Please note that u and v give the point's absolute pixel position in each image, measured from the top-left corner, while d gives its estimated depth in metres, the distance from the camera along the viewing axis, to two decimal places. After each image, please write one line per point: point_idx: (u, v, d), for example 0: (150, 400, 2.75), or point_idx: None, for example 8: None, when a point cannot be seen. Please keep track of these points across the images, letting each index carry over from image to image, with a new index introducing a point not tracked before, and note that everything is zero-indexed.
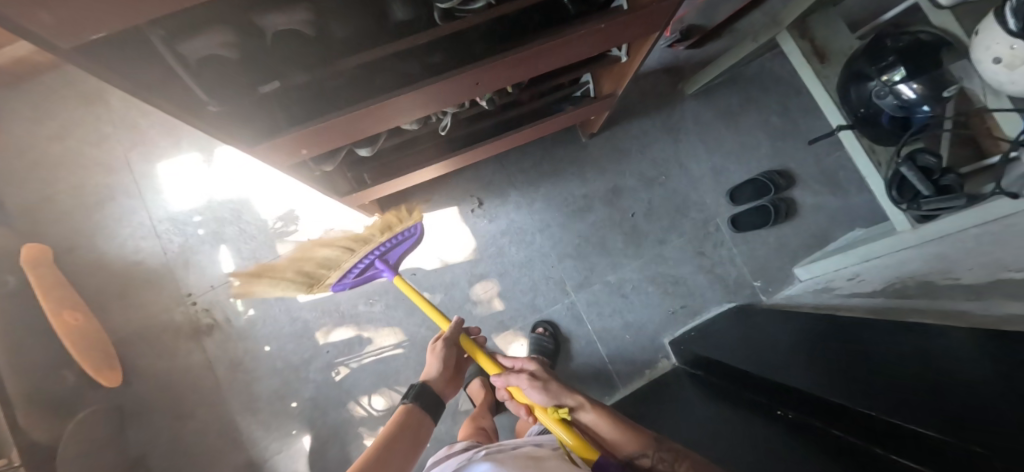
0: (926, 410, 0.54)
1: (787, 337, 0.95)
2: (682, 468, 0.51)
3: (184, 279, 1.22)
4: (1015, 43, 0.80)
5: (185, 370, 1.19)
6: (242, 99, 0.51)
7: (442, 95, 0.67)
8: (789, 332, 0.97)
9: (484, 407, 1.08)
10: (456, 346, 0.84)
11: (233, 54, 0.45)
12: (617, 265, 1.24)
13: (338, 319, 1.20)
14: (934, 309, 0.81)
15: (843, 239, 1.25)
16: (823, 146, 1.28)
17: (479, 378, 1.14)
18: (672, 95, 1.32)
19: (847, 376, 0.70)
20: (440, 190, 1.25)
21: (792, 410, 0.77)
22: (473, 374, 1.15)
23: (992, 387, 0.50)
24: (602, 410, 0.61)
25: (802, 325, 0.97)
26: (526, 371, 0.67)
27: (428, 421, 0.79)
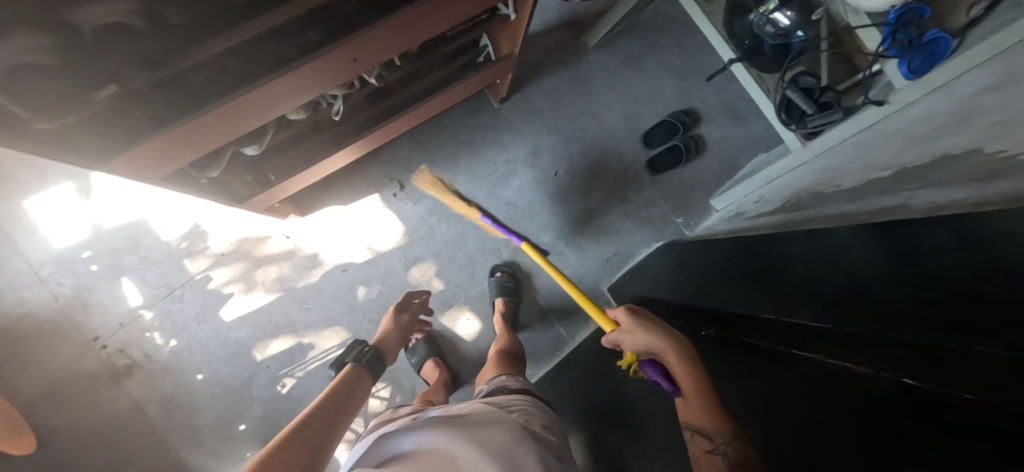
0: (834, 303, 0.58)
1: (710, 262, 1.04)
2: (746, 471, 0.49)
3: (87, 323, 1.11)
4: None
5: (111, 419, 1.09)
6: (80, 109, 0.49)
7: (318, 79, 0.62)
8: (711, 258, 1.06)
9: (438, 384, 1.07)
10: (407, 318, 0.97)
11: (49, 61, 0.42)
12: (549, 226, 1.26)
13: (273, 330, 1.14)
14: (825, 216, 0.89)
15: (749, 166, 1.34)
16: (722, 80, 1.35)
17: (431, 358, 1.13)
18: (577, 48, 1.32)
19: (766, 285, 0.77)
20: (357, 179, 1.19)
21: (714, 330, 0.85)
22: (424, 357, 1.14)
23: (885, 269, 0.55)
24: (694, 371, 0.65)
25: (727, 251, 1.02)
26: (630, 317, 0.77)
27: (370, 380, 0.78)
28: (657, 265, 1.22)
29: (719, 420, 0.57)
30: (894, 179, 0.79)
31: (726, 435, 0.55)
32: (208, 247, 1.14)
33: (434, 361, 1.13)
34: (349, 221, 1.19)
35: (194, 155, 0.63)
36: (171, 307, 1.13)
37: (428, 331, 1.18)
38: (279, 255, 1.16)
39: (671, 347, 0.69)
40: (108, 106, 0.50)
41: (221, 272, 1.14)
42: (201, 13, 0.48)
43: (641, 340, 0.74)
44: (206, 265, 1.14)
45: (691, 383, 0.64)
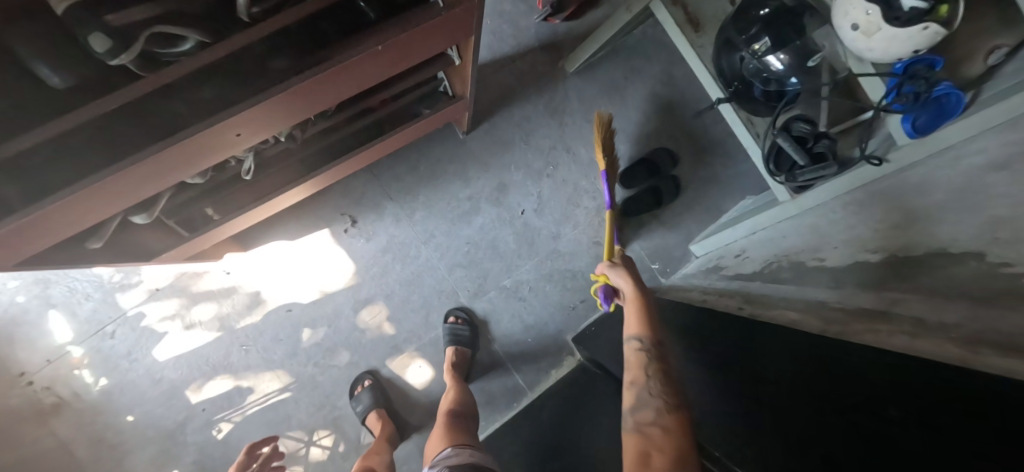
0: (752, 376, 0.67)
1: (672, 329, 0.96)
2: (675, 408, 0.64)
3: (12, 357, 1.04)
4: (870, 8, 0.71)
5: (38, 459, 1.04)
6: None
7: (194, 155, 0.55)
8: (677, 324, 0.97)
9: (382, 440, 1.00)
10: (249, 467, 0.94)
11: None
12: (512, 268, 1.17)
13: (209, 372, 1.08)
14: (802, 301, 0.81)
15: (735, 209, 1.24)
16: (710, 115, 1.24)
17: (375, 410, 1.05)
18: (554, 74, 1.21)
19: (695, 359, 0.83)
20: (305, 211, 1.10)
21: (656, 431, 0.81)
22: (368, 407, 1.05)
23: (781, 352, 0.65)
24: (643, 297, 0.84)
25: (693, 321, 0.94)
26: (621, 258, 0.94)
27: None
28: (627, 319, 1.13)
29: (654, 334, 0.77)
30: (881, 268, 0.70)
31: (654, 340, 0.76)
32: (143, 281, 1.07)
33: (378, 413, 1.04)
34: (295, 258, 1.11)
35: (60, 237, 0.55)
36: (101, 344, 1.06)
37: (376, 377, 1.11)
38: (218, 292, 1.09)
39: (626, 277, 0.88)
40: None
41: (156, 309, 1.07)
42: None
43: (612, 270, 0.92)
44: (140, 301, 1.07)
45: (637, 305, 0.82)
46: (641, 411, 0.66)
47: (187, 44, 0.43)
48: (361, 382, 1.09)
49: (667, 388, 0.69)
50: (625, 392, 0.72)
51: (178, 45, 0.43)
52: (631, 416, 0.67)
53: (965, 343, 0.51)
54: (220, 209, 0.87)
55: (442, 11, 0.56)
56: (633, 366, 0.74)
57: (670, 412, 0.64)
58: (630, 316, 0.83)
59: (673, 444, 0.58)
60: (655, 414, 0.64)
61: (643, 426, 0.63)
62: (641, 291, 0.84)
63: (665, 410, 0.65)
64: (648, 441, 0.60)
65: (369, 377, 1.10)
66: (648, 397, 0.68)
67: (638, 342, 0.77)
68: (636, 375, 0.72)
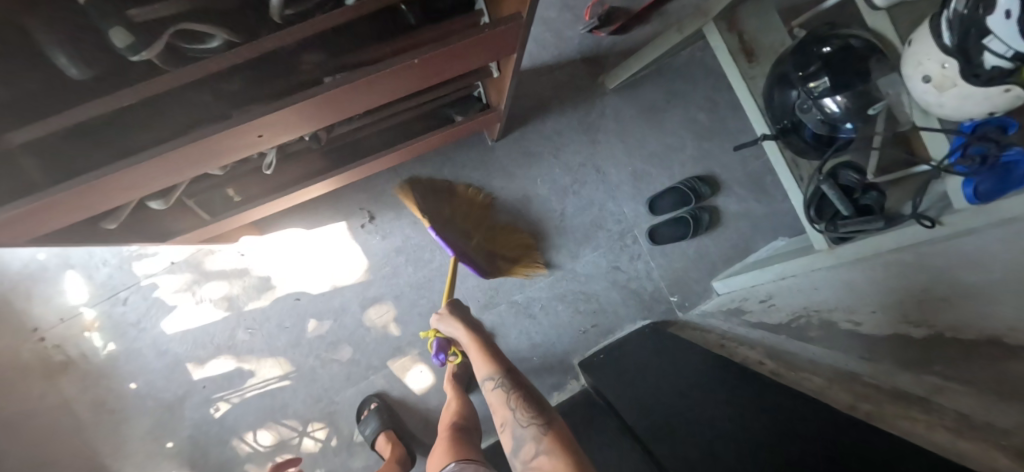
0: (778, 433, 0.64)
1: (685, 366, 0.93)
2: (552, 426, 0.61)
3: (27, 312, 1.06)
4: (948, 61, 0.61)
5: (42, 413, 1.06)
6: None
7: (220, 150, 0.55)
8: (689, 364, 0.93)
9: (391, 461, 0.96)
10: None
11: None
12: (524, 283, 1.14)
13: (213, 350, 1.08)
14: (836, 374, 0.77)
15: (765, 249, 1.19)
16: (751, 149, 1.19)
17: (386, 432, 1.02)
18: (593, 89, 1.16)
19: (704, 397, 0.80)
20: (324, 203, 1.09)
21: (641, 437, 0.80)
22: (377, 430, 1.03)
23: (821, 427, 0.62)
24: (476, 337, 0.84)
25: (710, 370, 0.88)
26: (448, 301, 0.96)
27: None
28: (633, 350, 1.07)
29: (495, 364, 0.76)
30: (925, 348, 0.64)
31: (500, 372, 0.75)
32: (157, 253, 1.07)
33: (387, 435, 1.02)
34: (309, 248, 1.10)
35: (68, 220, 0.57)
36: (113, 310, 1.07)
37: (383, 400, 1.10)
38: (229, 272, 1.08)
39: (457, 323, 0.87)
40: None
41: (168, 281, 1.08)
42: (13, 86, 0.38)
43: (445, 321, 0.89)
44: (154, 271, 1.08)
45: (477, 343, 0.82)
46: (523, 449, 0.60)
47: (215, 42, 0.42)
48: (367, 406, 1.08)
49: (533, 410, 0.65)
50: (502, 439, 0.66)
51: (205, 42, 0.41)
52: (516, 461, 0.59)
53: (1015, 454, 0.46)
54: (243, 194, 0.88)
55: (484, 29, 0.52)
56: (499, 408, 0.70)
57: (544, 429, 0.61)
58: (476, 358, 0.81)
59: (553, 459, 0.53)
60: (534, 441, 0.59)
61: (528, 462, 0.57)
62: (476, 331, 0.84)
63: (540, 434, 0.60)
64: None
65: (376, 400, 1.08)
66: (522, 430, 0.62)
67: (492, 381, 0.74)
68: (504, 416, 0.68)
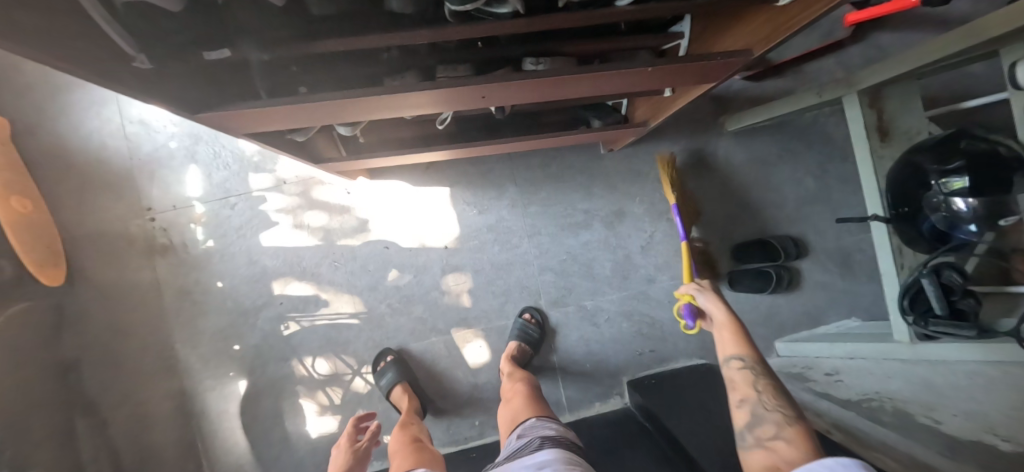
0: None
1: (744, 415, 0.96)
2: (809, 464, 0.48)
3: (146, 191, 1.14)
4: None
5: (132, 286, 1.13)
6: (179, 61, 0.43)
7: (441, 101, 0.58)
8: None
9: (410, 412, 1.01)
10: (350, 436, 1.02)
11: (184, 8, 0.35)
12: (598, 292, 1.17)
13: (298, 272, 1.14)
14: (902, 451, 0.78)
15: (836, 325, 1.20)
16: (849, 224, 1.20)
17: (400, 385, 1.06)
18: (711, 126, 1.19)
19: None
20: (434, 167, 1.14)
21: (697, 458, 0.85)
22: (393, 380, 1.07)
23: None
24: (729, 315, 0.77)
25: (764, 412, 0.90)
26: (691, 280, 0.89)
27: None
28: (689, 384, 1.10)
29: (746, 346, 0.70)
30: (996, 455, 0.65)
31: (754, 357, 0.68)
32: (275, 170, 1.14)
33: (403, 387, 1.06)
34: (409, 203, 1.15)
35: (287, 127, 0.60)
36: (221, 210, 1.14)
37: (399, 355, 1.14)
38: (333, 205, 1.14)
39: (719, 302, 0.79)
40: (210, 60, 0.45)
41: (276, 198, 1.14)
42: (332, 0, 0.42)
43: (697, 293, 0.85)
44: (266, 185, 1.14)
45: (728, 325, 0.75)
46: (760, 427, 0.58)
47: (504, 9, 0.45)
48: (385, 358, 1.12)
49: (785, 402, 0.60)
50: (736, 414, 0.63)
51: (495, 7, 0.45)
52: (750, 435, 0.58)
53: None
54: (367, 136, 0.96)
55: (717, 57, 0.54)
56: (740, 386, 0.65)
57: (793, 426, 0.56)
58: (721, 337, 0.75)
59: (796, 455, 0.50)
60: (778, 430, 0.56)
61: (763, 443, 0.55)
62: (733, 314, 0.76)
63: (786, 423, 0.56)
64: (773, 455, 0.52)
65: (392, 353, 1.13)
66: (766, 412, 0.60)
67: (740, 361, 0.69)
68: (743, 393, 0.65)
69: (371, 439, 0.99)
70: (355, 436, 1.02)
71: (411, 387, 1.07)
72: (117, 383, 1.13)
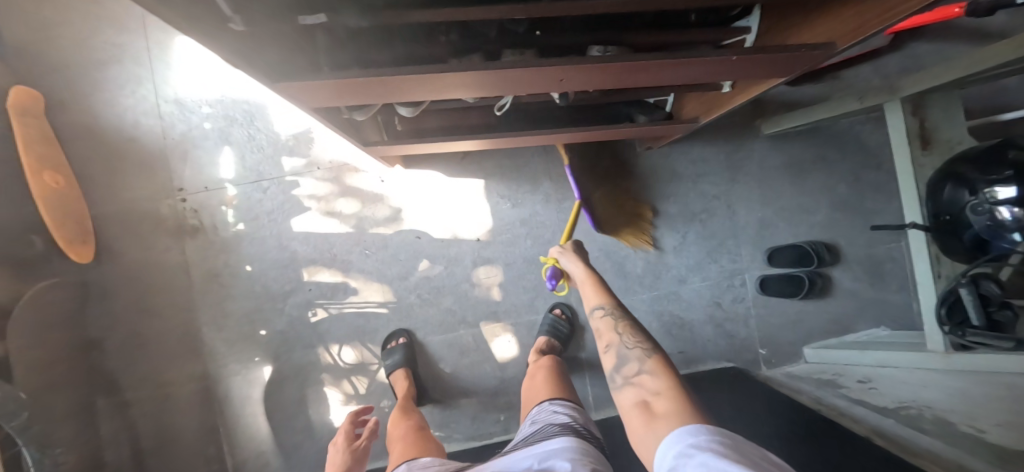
0: None
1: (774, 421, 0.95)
2: (661, 388, 0.57)
3: (178, 171, 1.13)
4: None
5: (160, 266, 1.12)
6: (272, 28, 0.42)
7: (513, 84, 0.57)
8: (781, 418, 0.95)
9: (406, 397, 1.01)
10: (345, 434, 1.00)
11: None
12: (628, 290, 1.17)
13: (327, 259, 1.13)
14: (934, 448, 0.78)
15: (865, 333, 1.20)
16: (881, 233, 1.19)
17: (401, 368, 1.07)
18: (747, 129, 1.19)
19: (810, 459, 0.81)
20: (470, 158, 1.14)
21: None
22: (398, 363, 1.08)
23: None
24: (592, 272, 0.84)
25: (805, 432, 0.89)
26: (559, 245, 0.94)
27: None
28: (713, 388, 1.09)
29: (607, 296, 0.77)
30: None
31: (611, 303, 0.75)
32: (309, 154, 1.13)
33: (404, 371, 1.06)
34: (443, 193, 1.14)
35: (344, 102, 0.56)
36: (253, 194, 1.13)
37: (410, 338, 1.13)
38: (366, 193, 1.13)
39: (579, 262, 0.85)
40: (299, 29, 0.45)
41: (308, 184, 1.13)
42: None
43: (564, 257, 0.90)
44: (299, 170, 1.13)
45: (591, 282, 0.82)
46: (625, 366, 0.65)
47: None
48: (396, 338, 1.12)
49: (640, 337, 0.68)
50: (605, 359, 0.69)
51: None
52: (618, 375, 0.64)
53: None
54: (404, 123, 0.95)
55: (799, 49, 0.55)
56: (606, 333, 0.72)
57: (651, 358, 0.63)
58: (587, 293, 0.81)
59: (662, 384, 0.58)
60: (641, 365, 0.63)
61: (631, 379, 0.62)
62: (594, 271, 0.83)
63: (644, 356, 0.64)
64: (639, 389, 0.59)
65: (404, 335, 1.12)
66: (628, 351, 0.67)
67: (602, 311, 0.75)
68: (609, 339, 0.71)
69: (370, 437, 0.98)
70: (350, 433, 1.00)
71: (412, 372, 1.08)
72: (140, 364, 1.12)
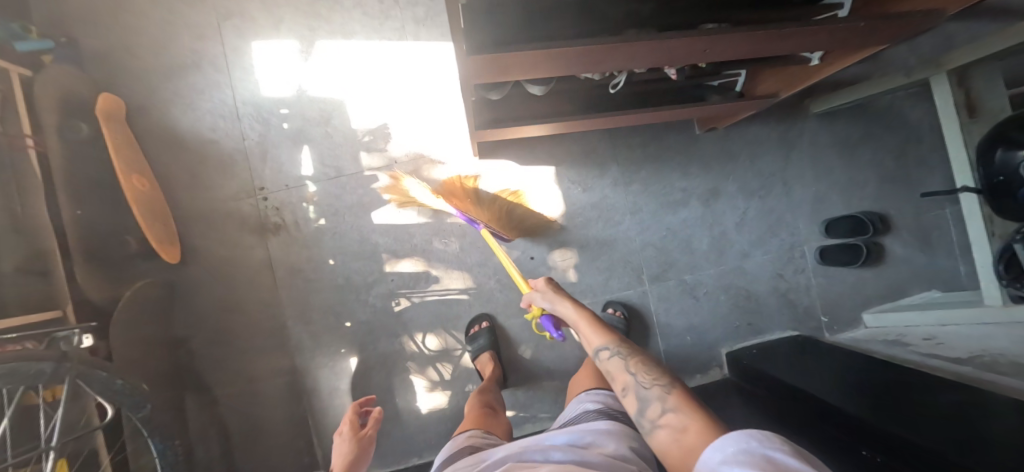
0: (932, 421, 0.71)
1: (830, 373, 0.99)
2: (695, 427, 0.47)
3: (258, 171, 1.16)
4: None
5: (243, 263, 1.15)
6: None
7: (655, 55, 0.63)
8: (847, 368, 1.00)
9: (490, 379, 1.04)
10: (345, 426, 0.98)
11: None
12: (696, 267, 1.22)
13: (408, 250, 1.16)
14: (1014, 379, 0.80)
15: (919, 297, 1.26)
16: (929, 201, 1.27)
17: (488, 352, 1.09)
18: (797, 109, 1.26)
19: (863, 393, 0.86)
20: (541, 146, 1.19)
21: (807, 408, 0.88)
22: (483, 347, 1.11)
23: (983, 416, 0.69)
24: (583, 310, 0.74)
25: (869, 374, 0.94)
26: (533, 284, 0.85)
27: None
28: (778, 357, 1.12)
29: (608, 332, 0.68)
30: None
31: (614, 340, 0.66)
32: (387, 149, 1.17)
33: (490, 355, 1.09)
34: (517, 181, 1.18)
35: (500, 78, 0.63)
36: (333, 189, 1.16)
37: (491, 323, 1.17)
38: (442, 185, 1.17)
39: (565, 301, 0.76)
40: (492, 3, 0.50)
41: (387, 177, 1.17)
42: None
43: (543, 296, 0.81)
44: (377, 165, 1.17)
45: (583, 321, 0.72)
46: (647, 407, 0.55)
47: None
48: (479, 323, 1.15)
49: (656, 372, 0.59)
50: (625, 405, 0.58)
51: None
52: (646, 418, 0.54)
53: None
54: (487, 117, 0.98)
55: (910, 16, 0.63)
56: (617, 376, 0.62)
57: (674, 394, 0.54)
58: (582, 334, 0.72)
59: (690, 419, 0.49)
60: (664, 404, 0.53)
61: (657, 422, 0.52)
62: (584, 310, 0.74)
63: (666, 393, 0.54)
64: (669, 430, 0.49)
65: (487, 320, 1.15)
66: (645, 390, 0.57)
67: (605, 351, 0.66)
68: (620, 380, 0.61)
69: (375, 426, 0.97)
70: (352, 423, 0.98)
71: (498, 357, 1.10)
72: (226, 362, 1.13)
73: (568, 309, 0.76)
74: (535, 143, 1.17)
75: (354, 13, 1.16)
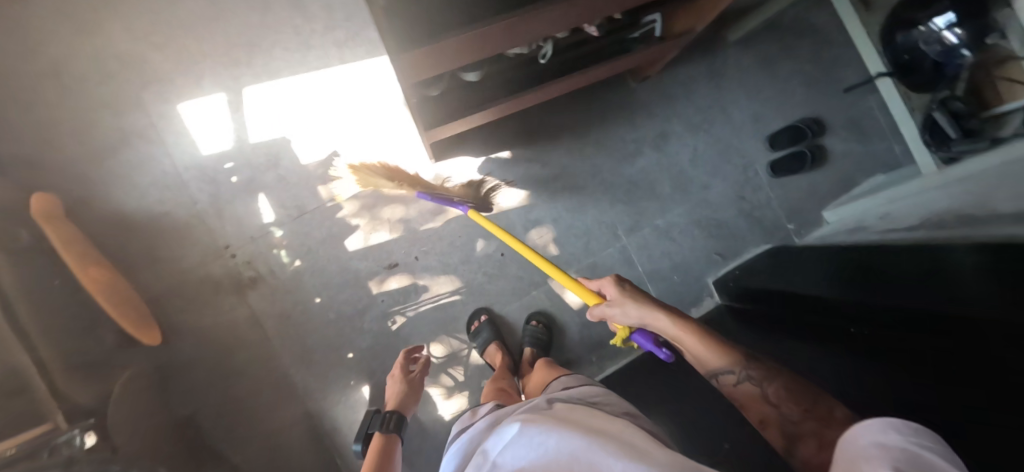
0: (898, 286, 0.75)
1: (805, 275, 1.03)
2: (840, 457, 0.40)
3: (219, 230, 1.13)
4: None
5: (230, 325, 1.13)
6: None
7: (567, 16, 0.65)
8: (820, 264, 1.04)
9: (502, 368, 1.06)
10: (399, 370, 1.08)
11: None
12: (665, 210, 1.28)
13: (390, 267, 1.17)
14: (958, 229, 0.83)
15: (867, 184, 1.35)
16: (853, 95, 1.36)
17: (494, 343, 1.12)
18: (717, 41, 1.33)
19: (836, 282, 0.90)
20: (490, 134, 1.21)
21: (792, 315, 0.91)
22: (488, 339, 1.13)
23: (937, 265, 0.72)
24: (689, 327, 0.64)
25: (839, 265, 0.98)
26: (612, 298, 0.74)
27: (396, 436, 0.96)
28: (756, 276, 1.16)
29: (729, 352, 0.60)
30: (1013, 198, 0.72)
31: (739, 362, 0.58)
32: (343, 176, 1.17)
33: (497, 345, 1.11)
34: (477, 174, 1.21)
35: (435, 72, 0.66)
36: (300, 228, 1.15)
37: (490, 315, 1.19)
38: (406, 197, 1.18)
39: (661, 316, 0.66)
40: None
41: (349, 203, 1.17)
42: None
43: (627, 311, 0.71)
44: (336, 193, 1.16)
45: (690, 340, 0.64)
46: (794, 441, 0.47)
47: None
48: (478, 318, 1.18)
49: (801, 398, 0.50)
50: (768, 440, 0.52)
51: None
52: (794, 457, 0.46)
53: None
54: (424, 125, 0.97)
55: None
56: (752, 406, 0.55)
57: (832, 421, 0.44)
58: (693, 353, 0.64)
59: None
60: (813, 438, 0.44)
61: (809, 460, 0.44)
62: (689, 327, 0.64)
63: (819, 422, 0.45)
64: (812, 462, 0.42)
65: (484, 313, 1.18)
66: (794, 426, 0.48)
67: (732, 376, 0.58)
68: (761, 412, 0.54)
69: (423, 370, 1.08)
70: (405, 368, 1.08)
71: (504, 345, 1.13)
72: (240, 425, 1.12)
73: (666, 325, 0.66)
74: (485, 133, 1.20)
75: (274, 51, 1.15)
